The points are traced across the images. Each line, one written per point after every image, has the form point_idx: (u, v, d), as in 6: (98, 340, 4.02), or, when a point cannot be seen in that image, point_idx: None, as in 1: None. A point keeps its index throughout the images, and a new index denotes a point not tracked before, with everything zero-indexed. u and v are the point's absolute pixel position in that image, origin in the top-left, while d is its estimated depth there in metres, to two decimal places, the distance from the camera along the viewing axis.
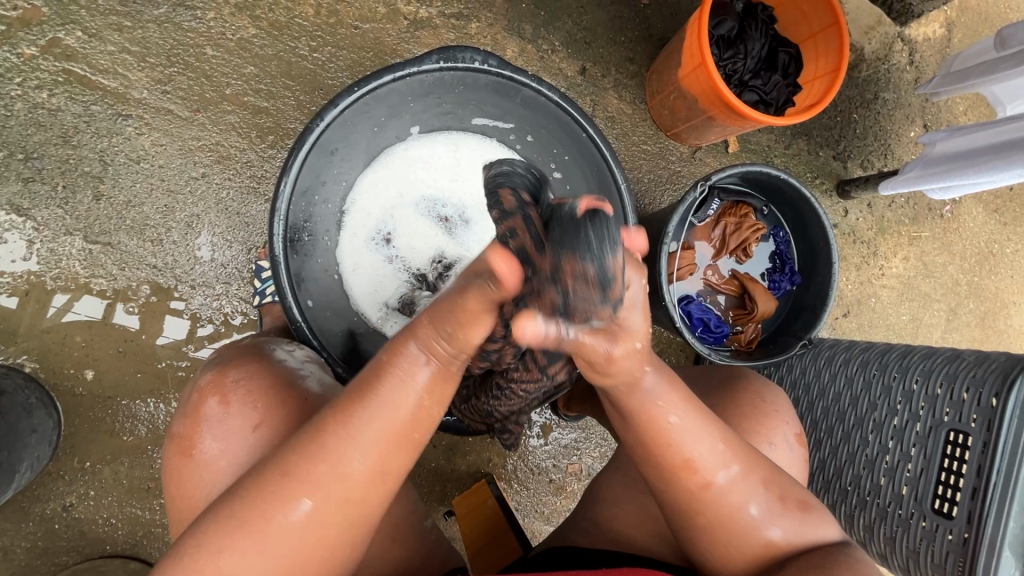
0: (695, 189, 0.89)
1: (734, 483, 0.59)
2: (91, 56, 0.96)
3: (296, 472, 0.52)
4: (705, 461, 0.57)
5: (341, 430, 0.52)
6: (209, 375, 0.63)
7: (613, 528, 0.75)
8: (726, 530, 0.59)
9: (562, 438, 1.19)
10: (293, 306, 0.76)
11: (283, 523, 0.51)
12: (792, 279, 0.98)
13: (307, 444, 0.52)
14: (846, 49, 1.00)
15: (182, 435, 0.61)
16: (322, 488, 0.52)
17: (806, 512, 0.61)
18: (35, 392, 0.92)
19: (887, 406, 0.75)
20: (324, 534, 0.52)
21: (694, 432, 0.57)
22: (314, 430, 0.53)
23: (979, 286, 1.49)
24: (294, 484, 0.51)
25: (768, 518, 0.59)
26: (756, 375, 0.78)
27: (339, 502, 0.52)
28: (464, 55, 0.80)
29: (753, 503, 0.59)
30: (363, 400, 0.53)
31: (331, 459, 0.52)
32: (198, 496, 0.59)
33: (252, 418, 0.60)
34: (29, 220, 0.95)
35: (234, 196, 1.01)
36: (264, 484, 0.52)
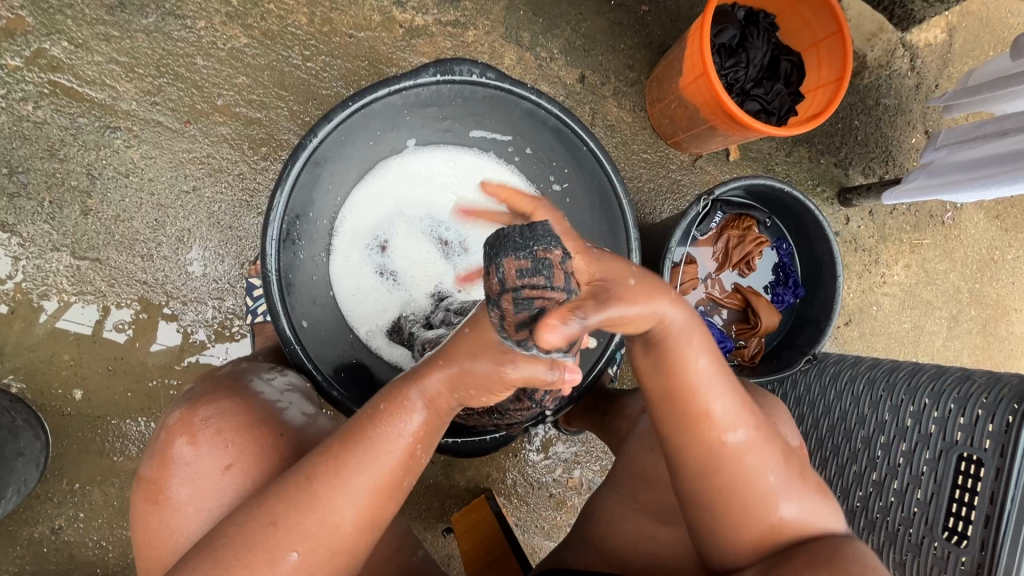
0: (698, 203, 0.87)
1: (752, 448, 0.57)
2: (77, 67, 0.93)
3: (284, 522, 0.51)
4: (726, 419, 0.56)
5: (329, 479, 0.52)
6: (178, 413, 0.61)
7: (607, 545, 0.72)
8: (742, 500, 0.57)
9: (563, 452, 1.17)
10: (286, 328, 0.74)
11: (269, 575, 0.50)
12: (796, 292, 0.97)
13: (294, 493, 0.52)
14: (850, 57, 0.98)
15: (151, 480, 0.59)
16: (309, 539, 0.51)
17: (816, 490, 0.61)
18: (21, 413, 0.88)
19: (895, 427, 0.74)
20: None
21: (721, 389, 0.56)
22: (303, 479, 0.52)
23: (981, 292, 1.48)
24: (281, 533, 0.51)
25: (782, 492, 0.58)
26: (751, 386, 0.75)
27: (330, 547, 0.52)
28: (462, 68, 0.78)
29: (770, 473, 0.58)
30: (355, 445, 0.52)
31: (319, 509, 0.51)
32: (169, 542, 0.57)
33: (222, 460, 0.59)
34: (15, 236, 0.92)
35: (226, 210, 0.99)
36: (250, 534, 0.51)
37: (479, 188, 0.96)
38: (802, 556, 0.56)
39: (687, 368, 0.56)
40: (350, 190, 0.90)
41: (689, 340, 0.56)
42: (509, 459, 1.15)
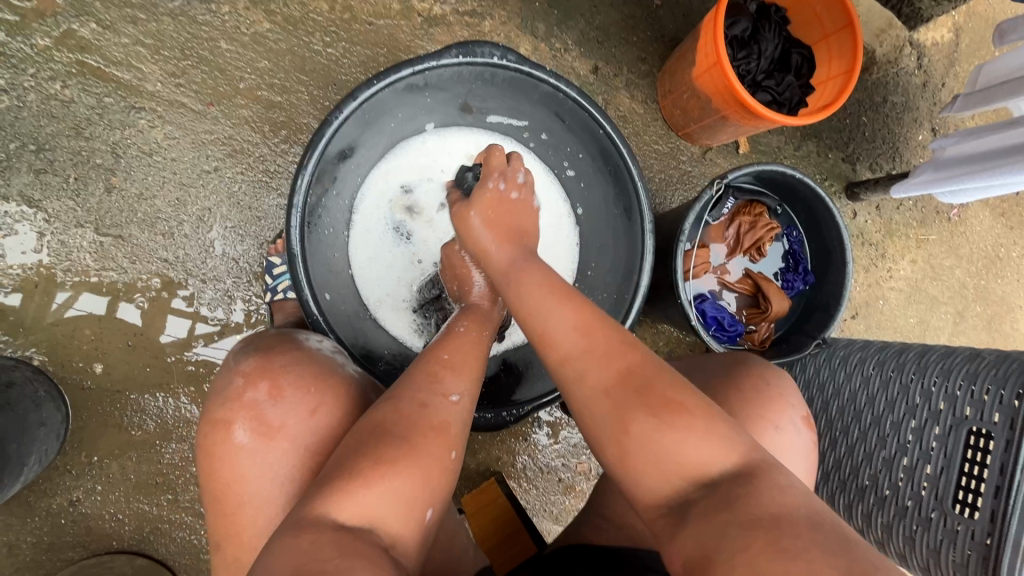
0: (712, 186, 0.89)
1: (584, 369, 0.57)
2: (104, 48, 0.96)
3: (427, 396, 0.61)
4: (553, 343, 0.60)
5: (452, 366, 0.65)
6: (251, 361, 0.64)
7: (626, 521, 0.70)
8: (597, 426, 0.55)
9: (573, 437, 1.19)
10: (310, 300, 0.76)
11: (428, 440, 0.57)
12: (806, 279, 0.98)
13: (428, 379, 0.63)
14: (861, 50, 1.00)
15: (224, 421, 0.61)
16: (457, 418, 0.61)
17: (678, 415, 0.53)
18: (43, 385, 0.90)
19: (904, 406, 0.75)
20: (457, 450, 0.61)
21: (539, 310, 0.63)
22: (431, 375, 0.64)
23: (986, 289, 1.49)
24: (427, 407, 0.60)
25: (625, 407, 0.54)
26: (757, 360, 0.77)
27: (465, 420, 0.62)
28: (484, 50, 0.80)
29: (600, 386, 0.56)
30: (454, 345, 0.69)
31: (454, 387, 0.63)
32: (242, 486, 0.60)
33: (307, 405, 0.63)
34: (41, 212, 0.94)
35: (246, 190, 1.01)
36: (405, 414, 0.59)
37: None
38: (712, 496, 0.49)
39: (523, 301, 0.65)
40: (370, 169, 0.93)
41: (515, 268, 0.71)
42: (519, 443, 1.16)
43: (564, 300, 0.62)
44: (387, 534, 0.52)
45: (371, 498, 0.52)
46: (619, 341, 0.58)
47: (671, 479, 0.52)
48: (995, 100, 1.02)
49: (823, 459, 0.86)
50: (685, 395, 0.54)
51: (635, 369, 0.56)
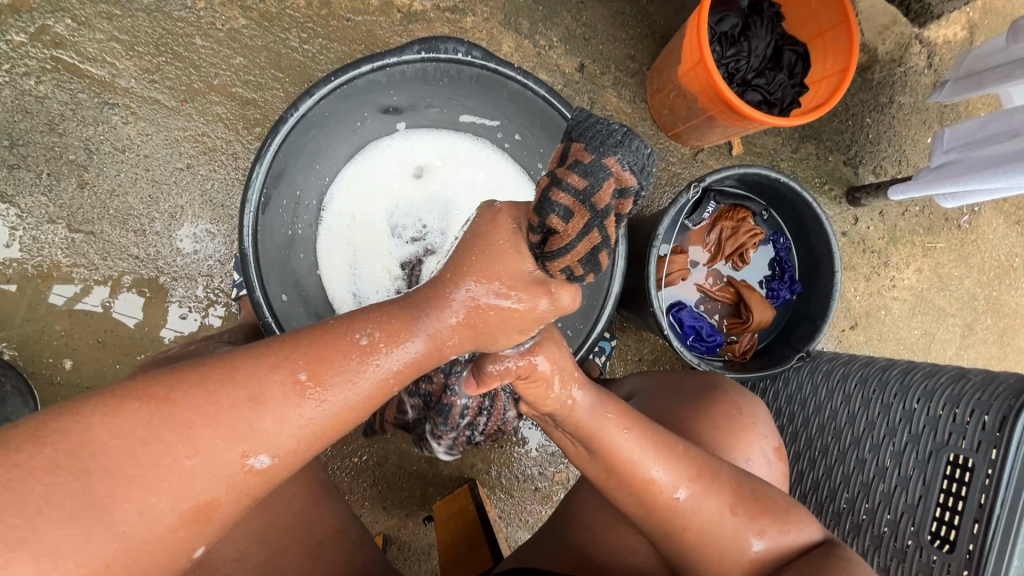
0: (690, 189, 0.84)
1: (696, 499, 0.55)
2: (79, 44, 0.95)
3: (209, 449, 0.41)
4: (663, 479, 0.55)
5: (291, 405, 0.44)
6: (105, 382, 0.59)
7: (587, 553, 0.67)
8: (713, 549, 0.55)
9: (550, 445, 1.15)
10: (262, 301, 0.73)
11: (164, 514, 0.40)
12: (792, 288, 0.94)
13: (234, 418, 0.42)
14: (856, 48, 0.94)
15: None
16: (218, 478, 0.42)
17: (784, 511, 0.58)
18: (12, 379, 0.91)
19: (885, 426, 0.70)
20: (206, 542, 0.44)
21: (648, 455, 0.55)
22: (247, 400, 0.43)
23: (998, 301, 1.41)
24: (196, 470, 0.41)
25: (745, 523, 0.56)
26: (731, 382, 0.74)
27: (248, 495, 0.44)
28: (447, 47, 0.77)
29: (728, 512, 0.56)
30: (334, 376, 0.45)
31: (268, 449, 0.43)
32: None
33: None
34: (13, 207, 0.94)
35: (219, 188, 1.00)
36: (151, 447, 0.40)
37: (465, 172, 0.95)
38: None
39: (616, 441, 0.54)
40: (340, 169, 0.91)
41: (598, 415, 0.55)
42: (495, 451, 1.13)
43: (656, 430, 0.56)
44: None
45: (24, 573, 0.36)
46: (709, 455, 0.58)
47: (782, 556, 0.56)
48: (986, 86, 1.03)
49: (800, 479, 0.81)
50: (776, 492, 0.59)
51: (739, 479, 0.58)
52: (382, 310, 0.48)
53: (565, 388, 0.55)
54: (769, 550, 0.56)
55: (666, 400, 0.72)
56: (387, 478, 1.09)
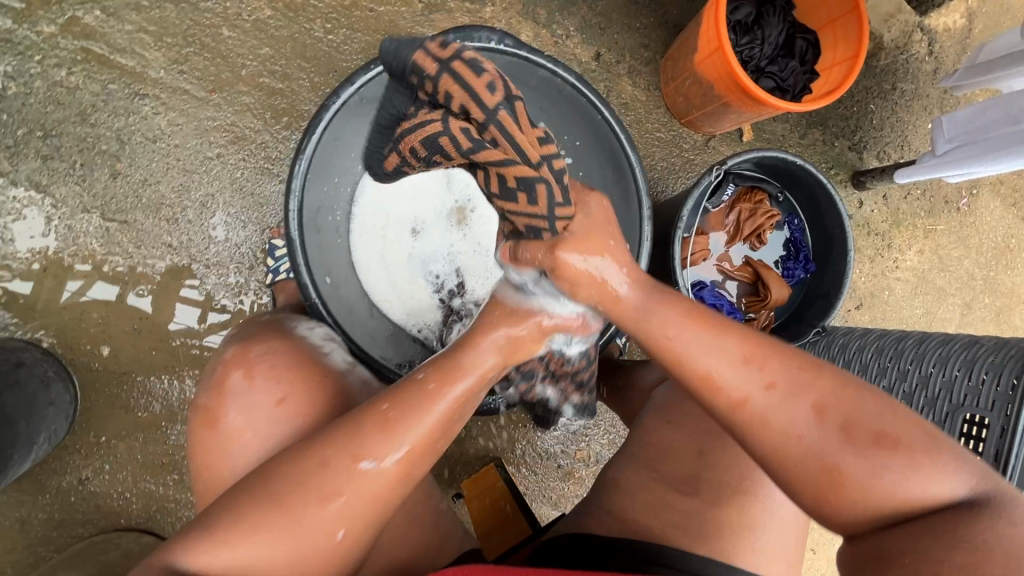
0: (711, 172, 0.88)
1: (766, 406, 0.52)
2: (109, 35, 0.97)
3: (331, 460, 0.53)
4: (725, 379, 0.53)
5: (385, 428, 0.54)
6: (233, 349, 0.65)
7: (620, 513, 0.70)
8: (802, 468, 0.52)
9: (571, 425, 1.19)
10: (308, 284, 0.78)
11: (313, 515, 0.52)
12: (807, 267, 0.98)
13: (343, 437, 0.54)
14: (866, 35, 0.98)
15: (208, 407, 0.63)
16: (353, 482, 0.53)
17: (901, 447, 0.50)
18: (52, 365, 0.92)
19: (902, 393, 0.75)
20: (346, 530, 0.53)
21: (699, 345, 0.54)
22: (351, 428, 0.54)
23: (995, 281, 1.47)
24: (331, 478, 0.53)
25: (834, 447, 0.51)
26: None
27: (369, 496, 0.54)
28: (481, 36, 0.80)
29: (814, 429, 0.51)
30: (405, 402, 0.56)
31: (372, 454, 0.53)
32: (223, 471, 0.61)
33: (276, 394, 0.62)
34: (48, 197, 0.96)
35: (248, 177, 1.02)
36: (299, 467, 0.53)
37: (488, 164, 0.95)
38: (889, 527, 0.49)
39: (666, 335, 0.56)
40: None
41: (647, 309, 0.57)
42: (519, 430, 1.17)
43: (720, 331, 0.55)
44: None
45: (241, 553, 0.51)
46: (796, 366, 0.53)
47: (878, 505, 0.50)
48: (996, 74, 1.08)
49: None
50: (895, 424, 0.51)
51: (828, 403, 0.51)
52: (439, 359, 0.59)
53: (617, 280, 0.58)
54: (874, 483, 0.50)
55: None
56: None
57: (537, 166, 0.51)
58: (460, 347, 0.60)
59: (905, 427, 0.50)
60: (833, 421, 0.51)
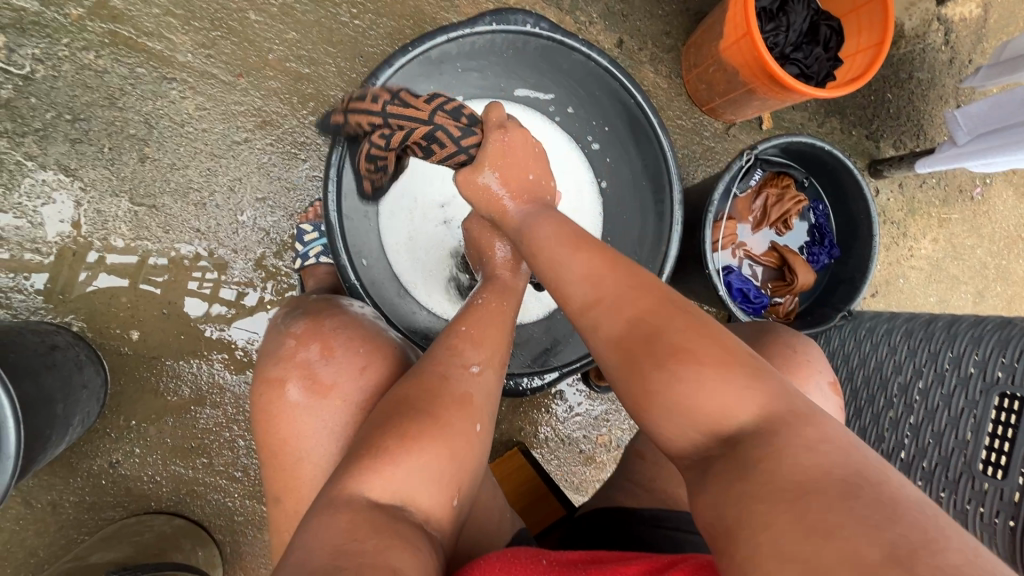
0: (742, 156, 0.89)
1: (595, 312, 0.55)
2: (136, 19, 0.96)
3: (444, 370, 0.61)
4: (569, 289, 0.58)
5: (476, 338, 0.65)
6: (302, 324, 0.66)
7: (654, 486, 0.72)
8: (628, 381, 0.52)
9: (593, 410, 1.20)
10: (347, 265, 0.78)
11: (451, 423, 0.57)
12: (832, 252, 0.99)
13: (448, 354, 0.63)
14: (892, 22, 0.99)
15: (279, 378, 0.64)
16: (478, 385, 0.61)
17: (717, 363, 0.48)
18: (83, 349, 0.92)
19: (933, 372, 0.76)
20: (481, 424, 0.60)
21: (562, 259, 0.61)
22: (450, 347, 0.63)
23: (1007, 270, 1.48)
24: (454, 385, 0.60)
25: (642, 354, 0.51)
26: (787, 328, 0.78)
27: (487, 392, 0.62)
28: (517, 18, 0.81)
29: (618, 334, 0.53)
30: (468, 317, 0.68)
31: (476, 358, 0.63)
32: (297, 440, 0.62)
33: (357, 363, 0.65)
34: (77, 181, 0.95)
35: (276, 161, 1.02)
36: (423, 384, 0.59)
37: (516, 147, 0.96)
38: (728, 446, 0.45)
39: (546, 254, 0.63)
40: None
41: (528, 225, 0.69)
42: (541, 414, 1.18)
43: (575, 250, 0.61)
44: (421, 512, 0.53)
45: (403, 481, 0.53)
46: (626, 282, 0.55)
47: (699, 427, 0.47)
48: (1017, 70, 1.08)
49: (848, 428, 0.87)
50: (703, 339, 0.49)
51: (646, 316, 0.52)
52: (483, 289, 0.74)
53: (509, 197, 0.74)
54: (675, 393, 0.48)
55: None
56: None
57: (428, 120, 0.74)
58: (487, 280, 0.76)
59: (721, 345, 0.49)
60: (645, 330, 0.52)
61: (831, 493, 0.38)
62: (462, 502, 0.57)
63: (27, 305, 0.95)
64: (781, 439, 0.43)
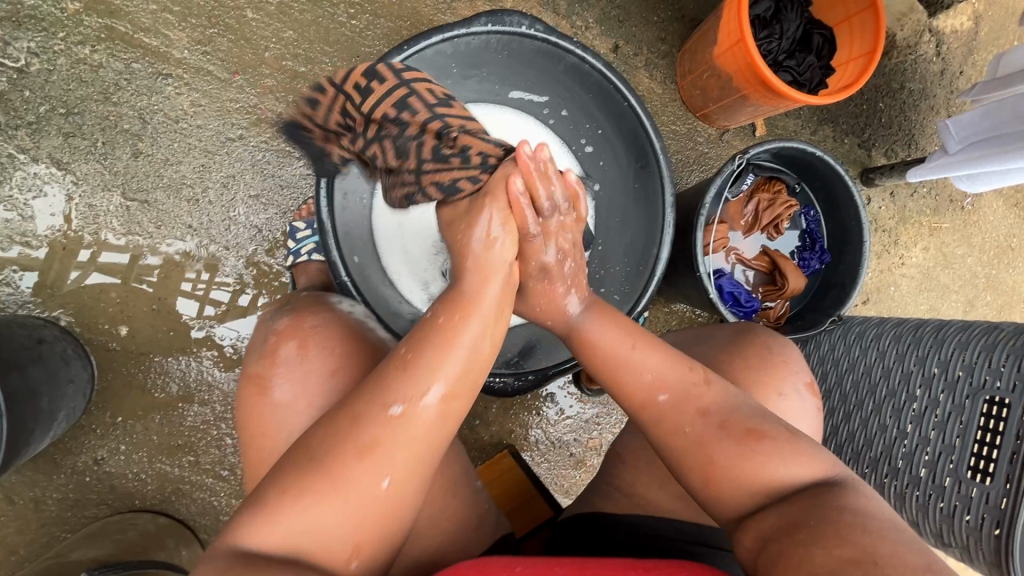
0: (734, 160, 0.89)
1: (667, 405, 0.63)
2: (133, 14, 0.97)
3: (362, 410, 0.54)
4: (635, 381, 0.65)
5: (403, 369, 0.56)
6: (284, 320, 0.66)
7: (636, 491, 0.70)
8: (692, 459, 0.60)
9: (583, 413, 1.20)
10: (338, 262, 0.79)
11: (355, 471, 0.52)
12: (822, 258, 0.99)
13: (371, 389, 0.55)
14: (883, 31, 1.00)
15: (259, 373, 0.63)
16: (387, 430, 0.53)
17: (764, 443, 0.59)
18: (70, 343, 0.92)
19: (920, 377, 0.77)
20: (391, 477, 0.53)
21: (618, 356, 0.66)
22: (375, 380, 0.56)
23: (997, 279, 1.49)
24: (363, 426, 0.53)
25: (712, 437, 0.60)
26: (764, 329, 0.79)
27: (408, 436, 0.54)
28: (512, 19, 0.81)
29: (693, 420, 0.62)
30: (420, 338, 0.59)
31: (398, 398, 0.54)
32: (273, 437, 0.61)
33: (329, 364, 0.63)
34: (69, 174, 0.95)
35: (270, 159, 1.02)
36: (335, 424, 0.54)
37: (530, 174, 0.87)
38: (790, 517, 0.54)
39: (593, 336, 0.69)
40: None
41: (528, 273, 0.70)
42: (532, 417, 1.18)
43: (628, 333, 0.68)
44: (318, 555, 0.51)
45: (290, 526, 0.51)
46: (687, 369, 0.64)
47: (756, 498, 0.58)
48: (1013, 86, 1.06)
49: (835, 432, 0.87)
50: (762, 423, 0.61)
51: (711, 407, 0.62)
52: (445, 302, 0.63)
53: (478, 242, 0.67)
54: (732, 471, 0.59)
55: (708, 348, 0.77)
56: None
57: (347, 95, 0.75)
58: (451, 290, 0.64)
59: (773, 425, 0.60)
60: (711, 417, 0.62)
61: (873, 563, 0.47)
62: (372, 552, 0.54)
63: (16, 298, 0.94)
64: (828, 534, 0.51)
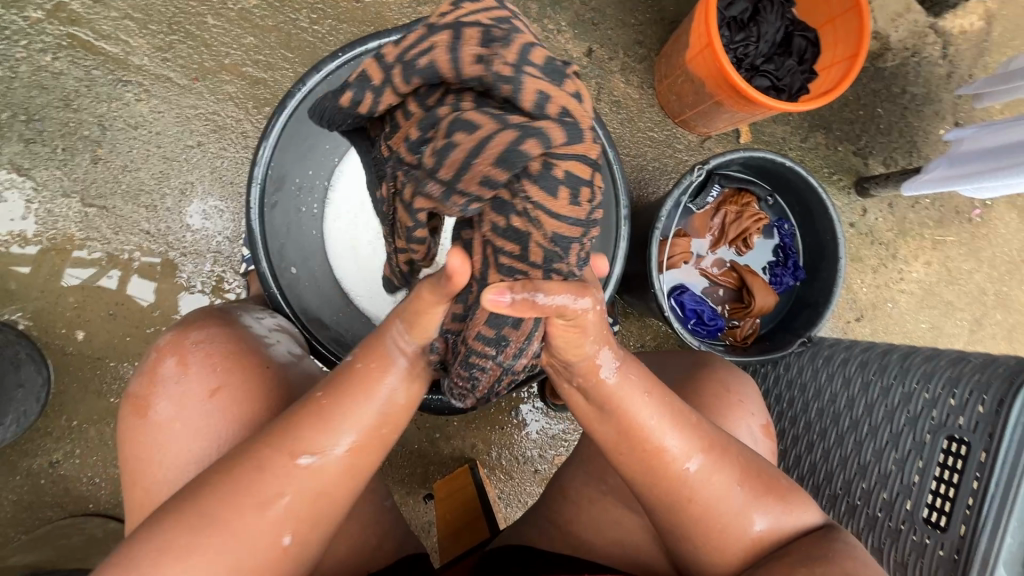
0: (694, 171, 0.83)
1: (702, 472, 0.57)
2: (94, 22, 0.97)
3: (269, 466, 0.50)
4: (673, 449, 0.56)
5: (316, 417, 0.52)
6: (168, 335, 0.65)
7: (572, 527, 0.69)
8: (716, 526, 0.57)
9: (550, 429, 1.16)
10: (268, 274, 0.78)
11: (251, 523, 0.49)
12: (795, 274, 0.93)
13: (278, 437, 0.51)
14: (867, 33, 0.93)
15: (139, 395, 0.62)
16: (289, 482, 0.50)
17: (794, 495, 0.60)
18: (25, 347, 0.95)
19: (883, 409, 0.71)
20: (294, 534, 0.51)
21: (664, 423, 0.56)
22: (281, 427, 0.52)
23: (1009, 296, 1.39)
24: (268, 483, 0.50)
25: (750, 502, 0.58)
26: (719, 362, 0.74)
27: (315, 493, 0.51)
28: None
29: (735, 489, 0.58)
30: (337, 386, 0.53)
31: (311, 450, 0.51)
32: (150, 456, 0.61)
33: (210, 384, 0.62)
34: (29, 180, 0.97)
35: (228, 166, 1.01)
36: (235, 475, 0.50)
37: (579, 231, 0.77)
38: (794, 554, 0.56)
39: (631, 407, 0.56)
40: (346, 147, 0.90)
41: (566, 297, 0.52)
42: (496, 432, 1.14)
43: (671, 401, 0.58)
44: None
45: None
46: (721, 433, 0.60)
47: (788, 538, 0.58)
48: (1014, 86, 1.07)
49: (798, 464, 0.82)
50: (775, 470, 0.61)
51: (748, 462, 0.59)
52: (368, 340, 0.56)
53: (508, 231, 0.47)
54: (770, 530, 0.58)
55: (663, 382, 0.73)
56: (389, 456, 1.11)
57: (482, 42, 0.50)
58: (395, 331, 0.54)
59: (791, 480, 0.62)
60: (748, 479, 0.58)
61: None
62: None
63: None
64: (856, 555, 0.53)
